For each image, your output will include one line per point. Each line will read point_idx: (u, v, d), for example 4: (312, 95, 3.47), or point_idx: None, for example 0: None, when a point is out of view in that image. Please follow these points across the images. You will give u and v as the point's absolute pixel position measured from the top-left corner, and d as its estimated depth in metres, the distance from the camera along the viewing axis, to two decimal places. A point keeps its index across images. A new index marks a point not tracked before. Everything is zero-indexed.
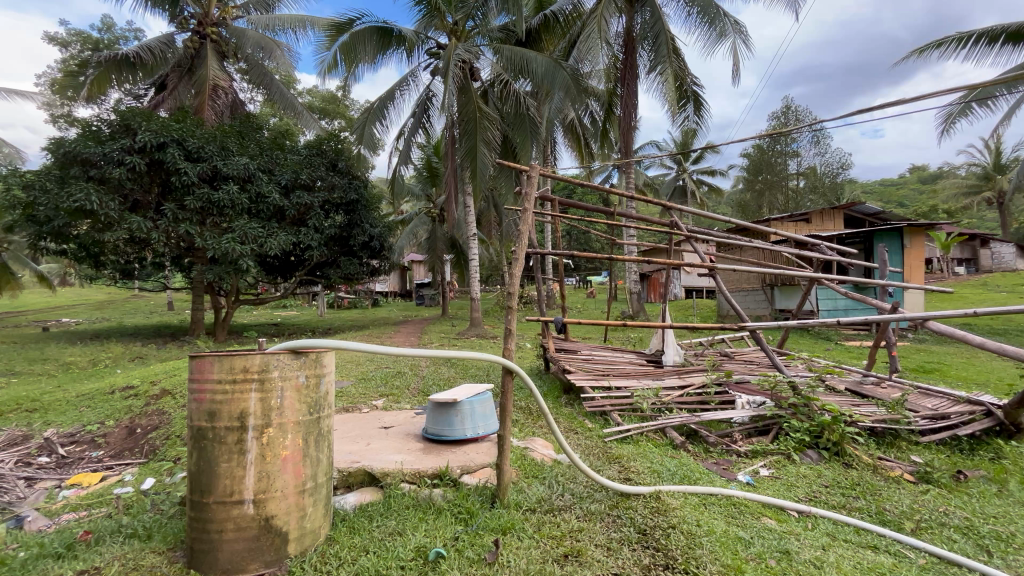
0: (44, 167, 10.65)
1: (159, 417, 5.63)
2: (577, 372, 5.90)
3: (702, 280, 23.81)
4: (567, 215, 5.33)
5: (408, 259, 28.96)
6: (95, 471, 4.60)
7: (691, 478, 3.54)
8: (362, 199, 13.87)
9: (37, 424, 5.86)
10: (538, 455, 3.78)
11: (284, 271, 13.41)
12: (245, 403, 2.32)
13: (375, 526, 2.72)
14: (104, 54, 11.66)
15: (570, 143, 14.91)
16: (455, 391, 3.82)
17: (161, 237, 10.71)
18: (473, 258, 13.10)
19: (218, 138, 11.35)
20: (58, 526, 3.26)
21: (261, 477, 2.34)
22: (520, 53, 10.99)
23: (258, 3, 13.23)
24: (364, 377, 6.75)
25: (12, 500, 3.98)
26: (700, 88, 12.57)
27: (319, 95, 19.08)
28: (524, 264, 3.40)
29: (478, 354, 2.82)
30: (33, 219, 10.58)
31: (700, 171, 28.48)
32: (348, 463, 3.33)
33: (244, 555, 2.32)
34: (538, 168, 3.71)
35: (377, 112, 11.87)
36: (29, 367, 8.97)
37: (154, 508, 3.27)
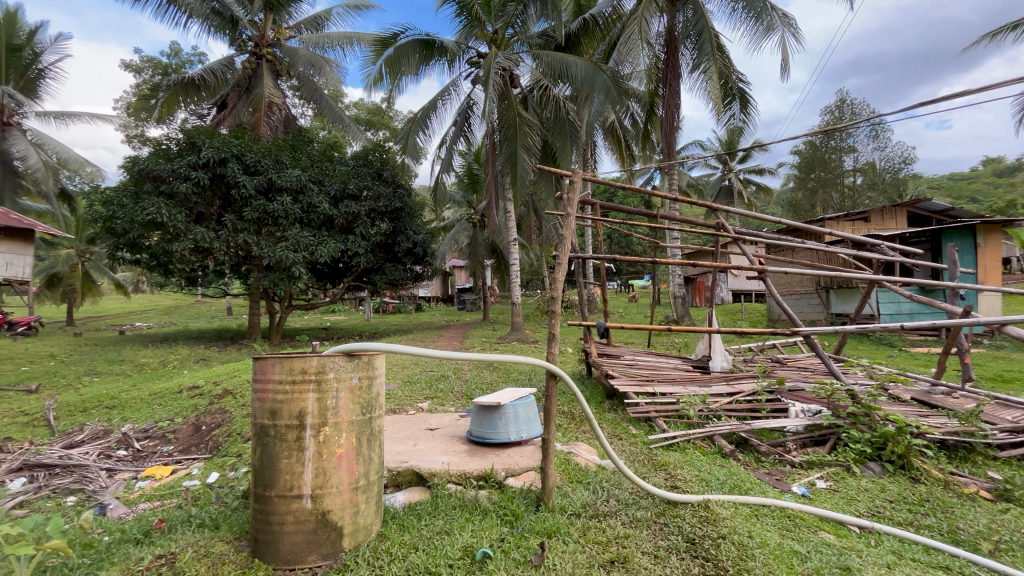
0: (122, 184, 11.64)
1: (221, 414, 6.01)
2: (620, 377, 5.82)
3: (751, 284, 22.91)
4: (611, 220, 5.19)
5: (450, 265, 29.54)
6: (167, 464, 4.97)
7: (741, 488, 3.43)
8: (406, 207, 14.27)
9: (116, 420, 6.38)
10: (582, 460, 3.77)
11: (334, 278, 13.95)
12: (303, 403, 2.45)
13: (423, 525, 2.80)
14: (173, 78, 12.57)
15: (611, 146, 14.77)
16: (499, 396, 3.87)
17: (222, 246, 11.43)
18: (514, 264, 13.11)
19: (273, 152, 12.00)
20: (136, 514, 3.55)
21: (318, 474, 2.46)
22: (559, 58, 11.03)
23: (309, 23, 13.90)
24: (410, 380, 6.93)
25: (95, 489, 4.35)
26: (747, 85, 12.17)
27: (365, 108, 19.84)
28: (567, 269, 3.40)
29: (523, 357, 2.85)
30: (112, 231, 11.54)
31: (747, 170, 27.45)
32: (397, 463, 3.45)
33: (303, 546, 2.44)
34: (580, 173, 3.71)
35: (420, 122, 12.22)
36: (109, 367, 9.78)
37: (219, 501, 3.51)
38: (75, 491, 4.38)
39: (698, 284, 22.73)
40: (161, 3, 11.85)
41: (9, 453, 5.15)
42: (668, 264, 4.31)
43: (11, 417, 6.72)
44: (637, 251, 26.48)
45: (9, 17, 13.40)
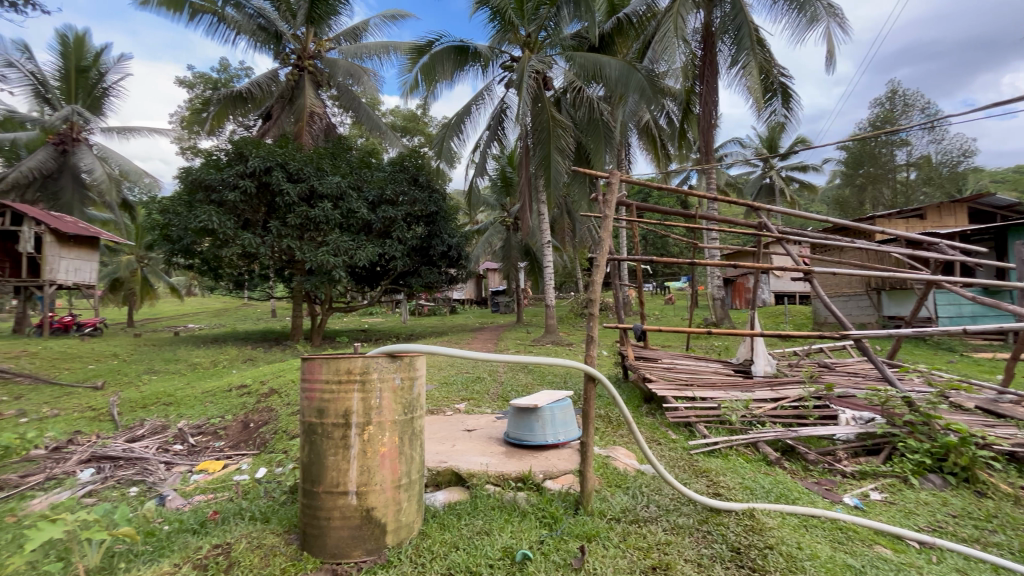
0: (177, 194, 12.36)
1: (268, 413, 6.28)
2: (658, 381, 5.71)
3: (795, 285, 22.02)
4: (647, 221, 5.09)
5: (483, 267, 29.82)
6: (219, 458, 5.23)
7: (788, 497, 3.30)
8: (441, 211, 14.47)
9: (172, 416, 6.76)
10: (621, 464, 3.72)
11: (371, 281, 14.27)
12: (349, 402, 2.54)
13: (463, 524, 2.83)
14: (222, 92, 13.21)
15: (646, 146, 14.51)
16: (536, 398, 3.88)
17: (267, 251, 11.94)
18: (547, 266, 13.06)
19: (315, 160, 12.46)
20: (192, 506, 3.75)
21: (363, 471, 2.54)
22: (593, 59, 10.94)
23: (348, 34, 14.35)
24: (447, 381, 7.04)
25: (155, 481, 4.63)
26: (789, 79, 11.73)
27: (401, 115, 20.32)
28: (605, 272, 3.38)
29: (561, 360, 2.86)
30: (168, 238, 12.25)
31: (790, 167, 26.40)
32: (437, 463, 3.52)
33: (349, 541, 2.52)
34: (617, 175, 3.69)
35: (455, 127, 12.41)
36: (166, 366, 10.39)
37: (267, 495, 3.66)
38: (136, 482, 4.65)
39: (738, 286, 22.07)
40: (212, 22, 12.52)
41: (80, 445, 5.54)
42: (707, 265, 4.19)
43: (81, 411, 7.24)
44: (674, 252, 25.94)
45: (78, 41, 14.43)
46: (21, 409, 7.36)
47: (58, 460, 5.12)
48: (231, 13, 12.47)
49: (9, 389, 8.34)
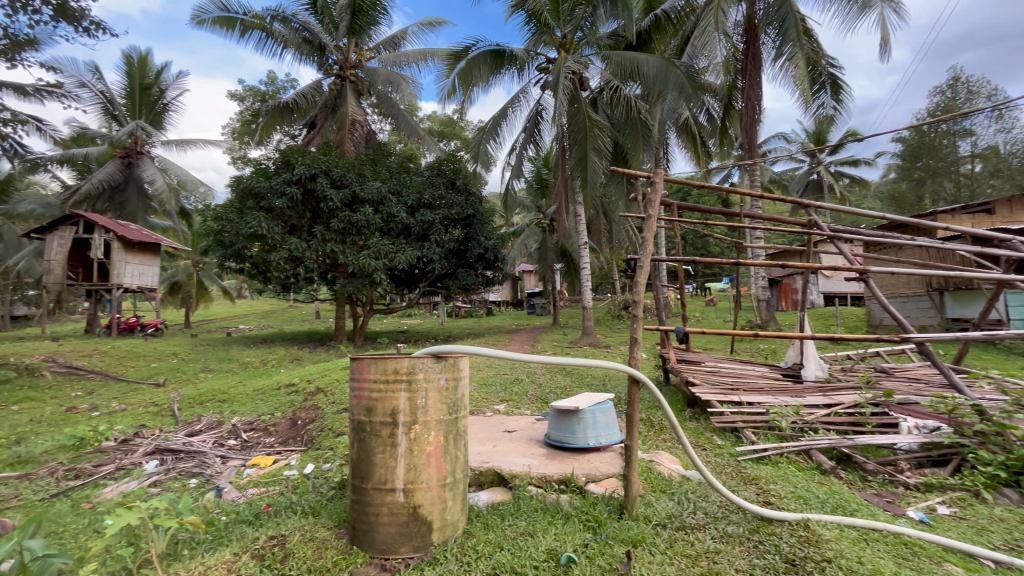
0: (229, 201, 13.04)
1: (314, 411, 6.52)
2: (702, 385, 5.55)
3: (846, 286, 20.93)
4: (689, 221, 4.93)
5: (519, 269, 29.93)
6: (270, 453, 5.47)
7: (846, 508, 3.14)
8: (478, 213, 14.60)
9: (227, 413, 7.12)
10: (665, 469, 3.64)
11: (410, 283, 14.55)
12: (396, 401, 2.60)
13: (507, 525, 2.85)
14: (270, 104, 13.79)
15: (685, 144, 14.19)
16: (577, 400, 3.86)
17: (312, 255, 12.40)
18: (584, 267, 12.92)
19: (357, 166, 12.85)
20: (247, 499, 3.94)
21: (410, 469, 2.60)
22: (630, 57, 10.78)
23: (387, 43, 14.71)
24: (486, 382, 7.08)
25: (212, 474, 4.89)
26: (839, 70, 11.20)
27: (438, 120, 20.68)
28: (649, 272, 3.33)
29: (605, 362, 2.83)
30: (222, 244, 12.92)
31: (840, 162, 25.16)
32: (479, 463, 3.55)
33: (396, 538, 2.59)
34: (662, 174, 3.63)
35: (491, 131, 12.53)
36: (220, 364, 10.98)
37: (315, 490, 3.80)
38: (196, 474, 4.93)
39: (784, 287, 21.21)
40: (260, 37, 13.11)
41: (145, 437, 5.92)
42: (753, 265, 4.02)
43: (146, 406, 7.74)
44: (715, 252, 25.20)
45: (142, 60, 15.46)
46: (93, 403, 7.95)
47: (126, 451, 5.48)
48: (278, 28, 13.02)
49: (83, 385, 9.03)
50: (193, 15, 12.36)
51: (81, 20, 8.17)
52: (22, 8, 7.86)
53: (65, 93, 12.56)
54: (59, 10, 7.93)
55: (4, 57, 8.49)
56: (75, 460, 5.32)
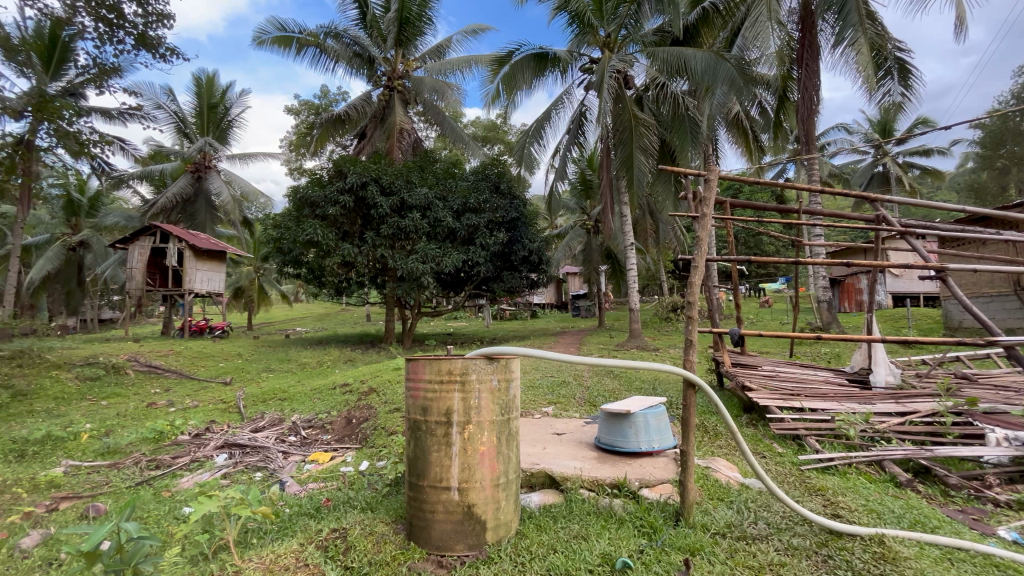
0: (287, 210, 13.77)
1: (368, 410, 6.76)
2: (759, 390, 5.31)
3: (920, 285, 19.41)
4: (741, 220, 4.70)
5: (563, 272, 29.76)
6: (327, 450, 5.71)
7: (925, 525, 2.91)
8: (522, 216, 14.68)
9: (287, 410, 7.53)
10: (722, 477, 3.52)
11: (456, 286, 14.79)
12: (450, 401, 2.66)
13: (560, 527, 2.84)
14: (324, 116, 14.42)
15: (736, 139, 13.68)
16: (628, 403, 3.80)
17: (363, 260, 12.87)
18: (630, 269, 12.65)
19: (404, 173, 13.24)
20: (308, 492, 4.14)
21: (465, 467, 2.65)
22: (676, 52, 10.54)
23: (433, 52, 15.04)
24: (533, 384, 7.11)
25: (276, 468, 5.15)
26: (907, 53, 10.44)
27: (481, 125, 21.00)
28: (704, 274, 3.23)
29: (660, 365, 2.78)
30: (281, 251, 13.66)
31: (909, 152, 23.49)
32: (530, 464, 3.57)
33: (451, 536, 2.64)
34: (717, 171, 3.49)
35: (535, 134, 12.56)
36: (280, 365, 11.60)
37: (371, 486, 3.94)
38: (261, 468, 5.22)
39: (847, 287, 19.94)
40: (315, 53, 13.79)
41: (215, 432, 6.33)
42: (813, 264, 3.78)
43: (215, 404, 8.29)
44: (769, 251, 24.06)
45: (209, 81, 16.62)
46: (170, 399, 8.60)
47: (199, 444, 5.89)
48: (331, 44, 13.64)
49: (160, 382, 9.80)
50: (254, 37, 13.18)
51: (159, 47, 8.92)
52: (109, 39, 8.67)
53: (144, 114, 13.70)
54: (140, 39, 8.68)
55: (94, 85, 9.38)
56: (155, 452, 5.78)
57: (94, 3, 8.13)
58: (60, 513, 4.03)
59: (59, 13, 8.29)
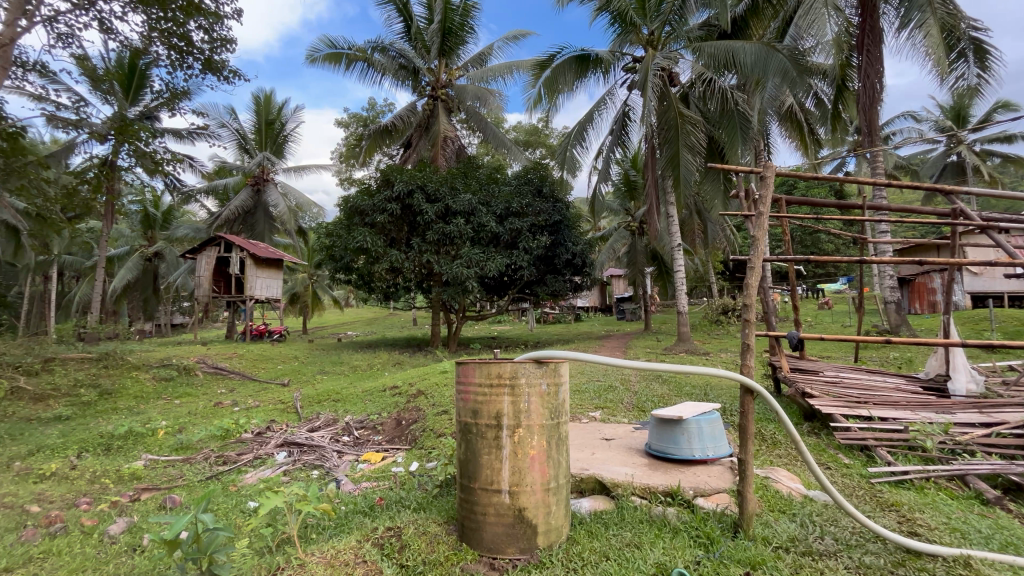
0: (338, 219, 14.35)
1: (416, 412, 6.91)
2: (822, 397, 5.02)
3: (1003, 284, 17.73)
4: (798, 217, 4.43)
5: (607, 274, 29.37)
6: (379, 450, 5.89)
7: (1018, 547, 2.65)
8: (565, 220, 14.64)
9: (341, 411, 7.82)
10: (783, 487, 3.35)
11: (500, 290, 14.85)
12: (500, 405, 2.68)
13: (611, 534, 2.80)
14: (371, 127, 14.94)
15: (790, 133, 13.04)
16: (681, 409, 3.70)
17: (410, 265, 13.21)
18: (678, 270, 12.29)
19: (449, 180, 13.50)
20: (361, 491, 4.28)
21: (515, 471, 2.66)
22: (724, 45, 10.16)
23: (475, 61, 15.27)
24: (579, 388, 7.03)
25: (331, 466, 5.37)
26: (984, 32, 9.61)
27: (523, 130, 21.12)
28: (762, 276, 3.09)
29: (714, 370, 2.69)
30: (333, 258, 14.23)
31: (988, 139, 21.59)
32: (579, 469, 3.53)
33: (503, 538, 2.66)
34: (773, 167, 3.31)
35: (577, 136, 12.49)
36: (333, 367, 12.10)
37: (422, 487, 4.03)
38: (317, 466, 5.45)
39: (918, 287, 18.50)
40: (363, 68, 14.32)
41: (275, 431, 6.69)
42: (878, 263, 3.54)
43: (275, 404, 8.75)
44: (828, 250, 22.73)
45: (267, 98, 17.64)
46: (234, 399, 9.16)
47: (260, 442, 6.23)
48: (378, 57, 14.13)
49: (226, 383, 10.46)
50: (307, 55, 13.88)
51: (223, 70, 9.56)
52: (180, 65, 9.40)
53: (210, 133, 14.72)
54: (207, 63, 9.34)
55: (167, 108, 10.17)
56: (223, 448, 6.18)
57: (167, 33, 8.84)
58: (141, 503, 4.38)
59: (137, 44, 9.07)
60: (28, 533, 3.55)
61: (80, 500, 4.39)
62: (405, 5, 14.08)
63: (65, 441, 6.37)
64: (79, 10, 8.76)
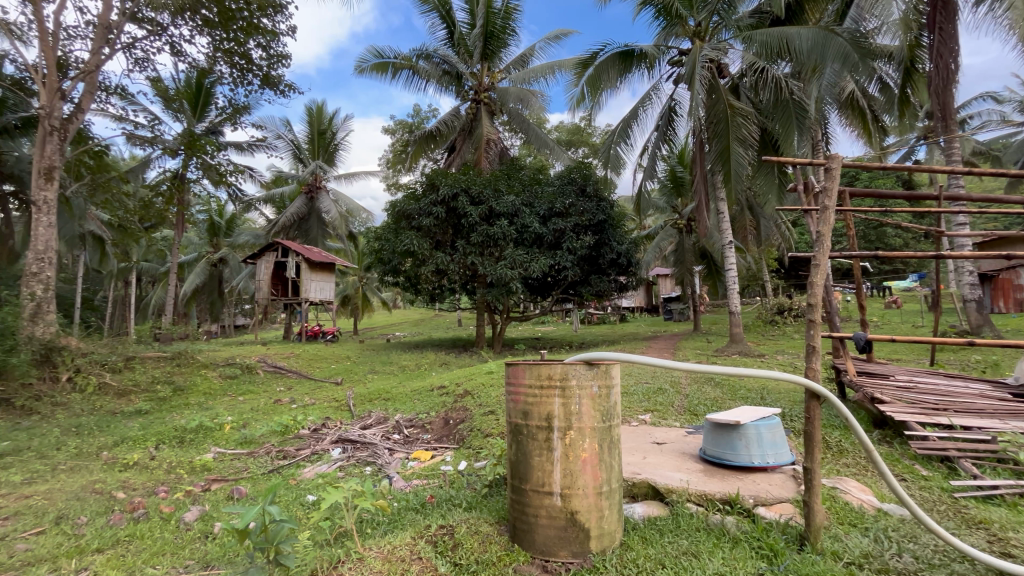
0: (386, 223, 14.78)
1: (464, 412, 7.00)
2: (894, 403, 4.65)
3: None
4: (862, 210, 4.14)
5: (653, 273, 28.69)
6: (428, 449, 6.01)
7: None
8: (610, 219, 14.42)
9: (392, 410, 8.05)
10: (854, 499, 3.14)
11: (544, 291, 14.81)
12: (550, 406, 2.67)
13: (667, 542, 2.72)
14: (417, 133, 15.32)
15: (851, 121, 12.27)
16: (737, 414, 3.54)
17: (455, 267, 13.41)
18: (729, 269, 11.81)
19: (492, 182, 13.63)
20: (413, 488, 4.39)
21: (567, 474, 2.64)
22: (777, 33, 9.67)
23: (516, 62, 15.24)
24: (628, 390, 6.89)
25: (384, 462, 5.54)
26: None
27: (565, 129, 21.00)
28: (829, 275, 2.91)
29: (776, 373, 2.55)
30: (381, 261, 14.66)
31: None
32: (631, 473, 3.45)
33: (555, 541, 2.64)
34: (840, 159, 3.09)
35: (621, 133, 12.27)
36: (383, 367, 12.49)
37: (470, 486, 4.08)
38: (370, 462, 5.63)
39: (1002, 284, 16.92)
40: (408, 75, 14.70)
41: (330, 428, 6.96)
42: (958, 259, 3.25)
43: (329, 401, 9.11)
44: (897, 244, 21.17)
45: (318, 109, 18.45)
46: (292, 397, 9.62)
47: (317, 439, 6.51)
48: (423, 65, 14.49)
49: (285, 382, 11.01)
50: (356, 66, 14.40)
51: (279, 84, 10.08)
52: (241, 82, 10.00)
53: (268, 144, 15.55)
54: (264, 79, 9.89)
55: (230, 122, 10.84)
56: (283, 443, 6.50)
57: (229, 53, 9.43)
58: (212, 493, 4.68)
59: (203, 64, 9.73)
60: (115, 517, 3.88)
61: (159, 488, 4.75)
62: (448, 12, 14.32)
63: (144, 433, 6.90)
64: (152, 36, 9.50)
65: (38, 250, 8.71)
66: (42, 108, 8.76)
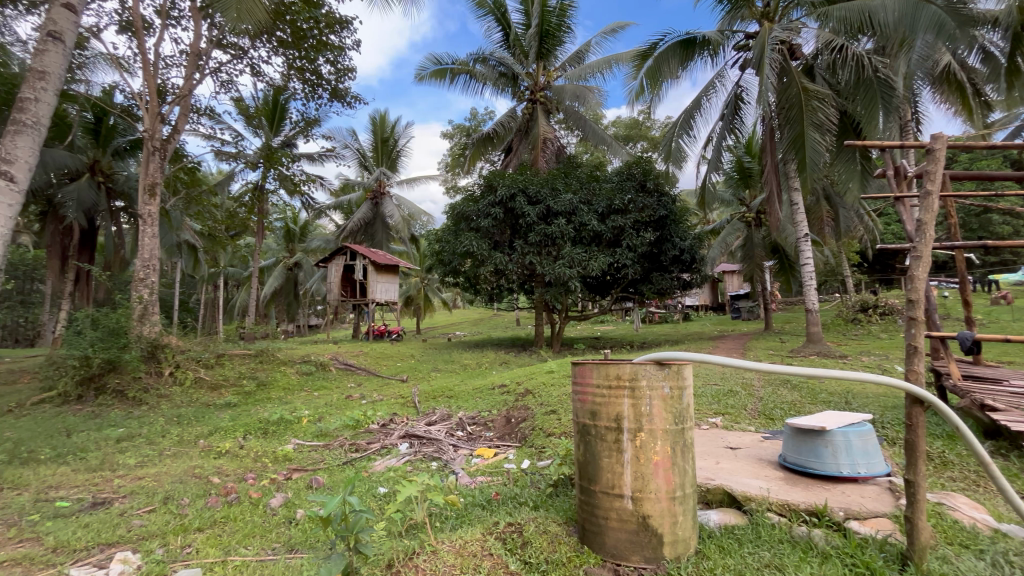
0: (446, 226, 15.15)
1: (525, 411, 7.03)
2: (1010, 411, 4.13)
3: None
4: (965, 195, 3.69)
5: (719, 270, 27.37)
6: (491, 446, 6.08)
7: None
8: (672, 214, 13.92)
9: (454, 407, 8.24)
10: (964, 518, 2.83)
11: (603, 289, 14.57)
12: (620, 407, 2.62)
13: (747, 552, 2.58)
14: (475, 136, 15.59)
15: (947, 97, 11.06)
16: (822, 419, 3.30)
17: (514, 267, 13.47)
18: (806, 263, 11.02)
19: (549, 181, 13.63)
20: (478, 484, 4.47)
21: (637, 477, 2.57)
22: (858, 6, 8.89)
23: (572, 59, 15.11)
24: (696, 392, 6.61)
25: (449, 458, 5.68)
26: None
27: (623, 124, 20.53)
28: (930, 270, 2.66)
29: (870, 377, 2.33)
30: (442, 263, 15.03)
31: None
32: (704, 479, 3.32)
33: (627, 545, 2.59)
34: (943, 139, 2.78)
35: (683, 125, 11.81)
36: (445, 365, 12.83)
37: (535, 485, 4.09)
38: (436, 458, 5.80)
39: None
40: (466, 80, 15.00)
41: (397, 423, 7.25)
42: None
43: (395, 398, 9.48)
44: (1005, 233, 18.78)
45: (381, 118, 19.27)
46: (362, 393, 10.10)
47: (385, 433, 6.79)
48: (479, 68, 14.75)
49: (354, 378, 11.60)
50: (416, 75, 14.88)
51: (346, 96, 10.63)
52: (312, 96, 10.64)
53: (336, 154, 16.45)
54: (333, 93, 10.47)
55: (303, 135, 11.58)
56: (355, 437, 6.85)
57: (301, 70, 10.07)
58: (293, 482, 5.02)
59: (279, 82, 10.46)
60: (213, 499, 4.26)
61: (248, 474, 5.17)
62: (504, 15, 14.45)
63: (234, 424, 7.52)
64: (235, 59, 10.33)
65: (145, 258, 9.75)
66: (146, 132, 9.78)
